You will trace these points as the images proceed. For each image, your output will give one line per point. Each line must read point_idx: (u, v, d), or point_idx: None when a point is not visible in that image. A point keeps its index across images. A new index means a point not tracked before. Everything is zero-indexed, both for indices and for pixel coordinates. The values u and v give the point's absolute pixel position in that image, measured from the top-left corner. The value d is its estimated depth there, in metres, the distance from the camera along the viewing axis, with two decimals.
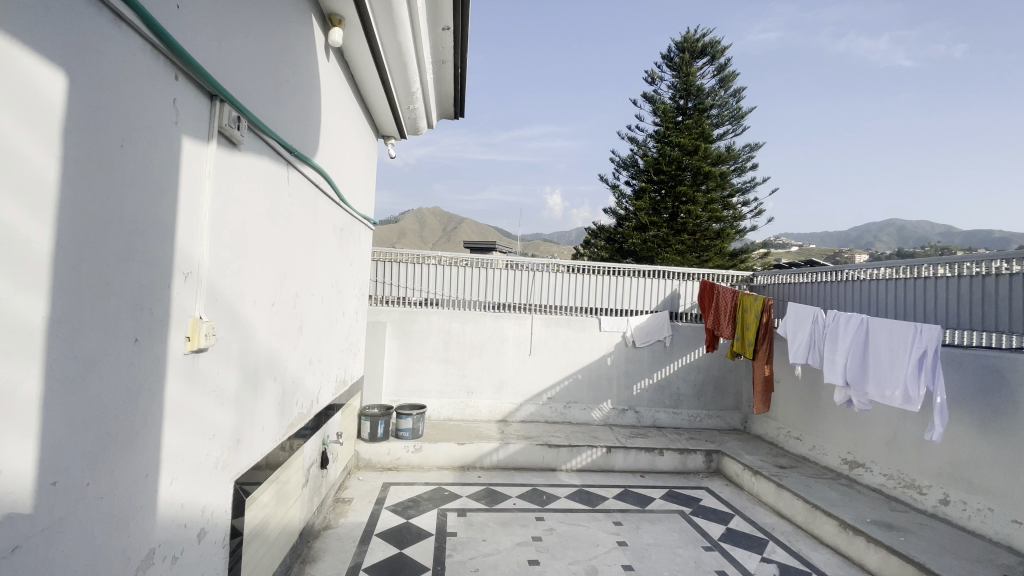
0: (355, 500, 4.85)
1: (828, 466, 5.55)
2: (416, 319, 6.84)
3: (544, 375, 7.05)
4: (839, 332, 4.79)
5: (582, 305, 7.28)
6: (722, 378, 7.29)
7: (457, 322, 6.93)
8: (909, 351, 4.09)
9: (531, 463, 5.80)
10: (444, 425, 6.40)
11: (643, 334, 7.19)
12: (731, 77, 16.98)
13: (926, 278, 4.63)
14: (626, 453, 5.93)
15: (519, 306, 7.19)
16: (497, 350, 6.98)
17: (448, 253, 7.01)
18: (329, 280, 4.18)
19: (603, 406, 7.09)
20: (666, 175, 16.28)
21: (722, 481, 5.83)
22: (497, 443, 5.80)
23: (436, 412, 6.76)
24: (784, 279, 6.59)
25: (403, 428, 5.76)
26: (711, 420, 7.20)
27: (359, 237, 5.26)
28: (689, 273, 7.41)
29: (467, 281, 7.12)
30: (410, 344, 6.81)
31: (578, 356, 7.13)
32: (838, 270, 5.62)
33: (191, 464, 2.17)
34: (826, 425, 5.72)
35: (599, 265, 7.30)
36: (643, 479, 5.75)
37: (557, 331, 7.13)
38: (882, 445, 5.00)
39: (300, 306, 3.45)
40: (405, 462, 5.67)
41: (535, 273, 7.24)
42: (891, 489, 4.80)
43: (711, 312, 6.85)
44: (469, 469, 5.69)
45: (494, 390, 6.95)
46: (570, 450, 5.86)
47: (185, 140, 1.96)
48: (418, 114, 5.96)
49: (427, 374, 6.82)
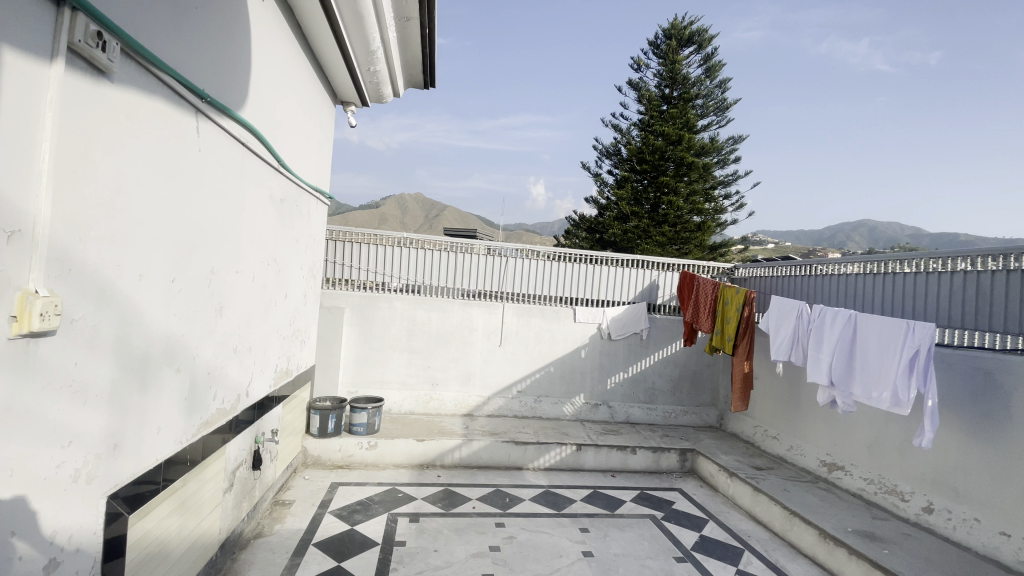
0: (297, 503, 4.38)
1: (806, 468, 5.30)
2: (378, 305, 6.34)
3: (515, 368, 6.64)
4: (825, 328, 4.48)
5: (557, 295, 6.89)
6: (699, 373, 7.00)
7: (423, 310, 6.45)
8: (900, 350, 3.79)
9: (495, 461, 5.40)
10: (404, 420, 5.95)
11: (619, 326, 6.84)
12: (717, 66, 16.66)
13: (919, 275, 4.34)
14: (597, 452, 5.58)
15: (490, 294, 6.75)
16: (465, 340, 6.54)
17: (414, 235, 6.49)
18: (265, 258, 3.70)
19: (575, 400, 6.73)
20: (650, 165, 15.91)
21: (696, 481, 5.53)
22: (460, 439, 5.37)
23: (397, 405, 6.30)
24: (767, 272, 6.28)
25: (358, 422, 5.30)
26: (687, 416, 6.91)
27: (309, 212, 4.76)
28: (669, 263, 7.07)
29: (434, 266, 6.63)
30: (370, 332, 6.31)
31: (551, 348, 6.73)
32: (823, 262, 5.31)
33: (28, 479, 1.69)
34: (805, 425, 5.47)
35: (576, 253, 6.90)
36: (614, 479, 5.42)
37: (530, 320, 6.71)
38: (863, 449, 4.75)
39: (219, 284, 2.98)
40: (359, 459, 5.21)
41: (508, 259, 6.79)
42: (871, 494, 4.56)
43: (690, 304, 6.52)
44: (428, 468, 5.27)
45: (460, 382, 6.51)
46: (537, 448, 5.48)
47: (6, 52, 1.47)
48: (382, 79, 5.40)
49: (389, 364, 6.35)
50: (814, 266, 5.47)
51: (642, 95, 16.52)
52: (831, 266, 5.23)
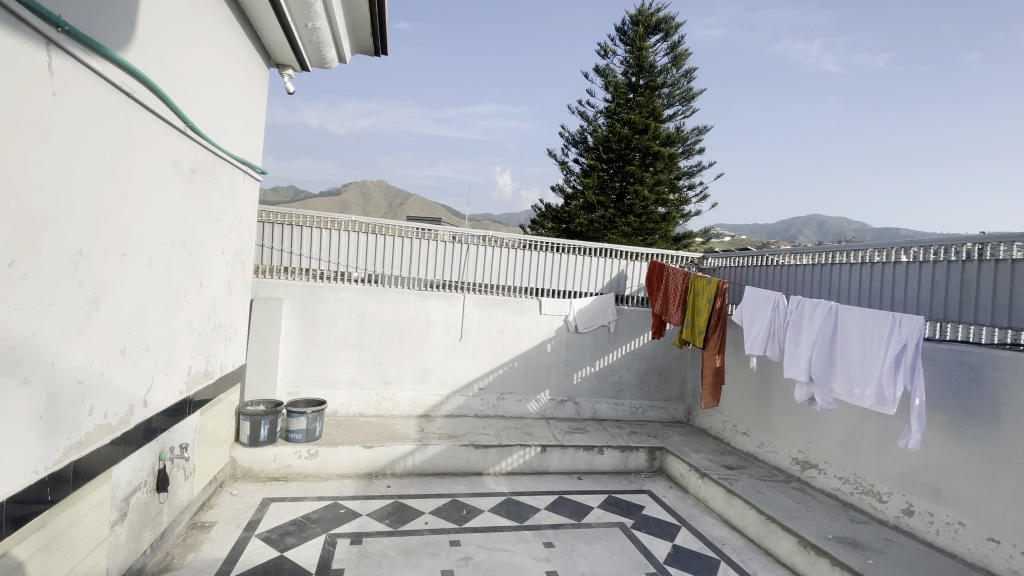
0: (218, 525, 3.77)
1: (777, 465, 5.11)
2: (322, 296, 5.72)
3: (476, 364, 6.16)
4: (804, 321, 4.21)
5: (521, 285, 6.45)
6: (668, 366, 6.73)
7: (374, 301, 5.86)
8: (885, 345, 3.55)
9: (452, 466, 4.92)
10: (352, 423, 5.38)
11: (586, 318, 6.47)
12: (683, 56, 16.48)
13: (905, 264, 4.09)
14: (562, 453, 5.18)
15: (448, 284, 6.21)
16: (421, 334, 6.00)
17: (363, 218, 5.88)
18: (169, 238, 3.06)
19: (540, 397, 6.32)
20: (616, 154, 15.67)
21: (666, 482, 5.24)
22: (412, 444, 4.87)
23: (345, 406, 5.70)
24: (738, 262, 6.06)
25: (295, 429, 4.71)
26: (655, 411, 6.63)
27: (234, 187, 4.12)
28: (637, 252, 6.73)
29: (387, 254, 6.04)
30: (314, 325, 5.71)
31: (514, 342, 6.29)
32: (796, 252, 5.10)
33: None
34: (776, 421, 5.28)
35: (541, 241, 6.47)
36: (580, 482, 5.05)
37: (493, 313, 6.23)
38: (838, 446, 4.58)
39: (90, 270, 2.35)
40: (298, 470, 4.66)
41: (468, 247, 6.27)
42: (847, 495, 4.38)
43: (659, 295, 6.18)
44: (377, 477, 4.74)
45: (416, 380, 5.97)
46: (499, 451, 5.02)
47: None
48: (324, 40, 4.72)
49: (335, 361, 5.75)
50: (790, 255, 5.20)
51: (609, 81, 16.15)
52: (809, 256, 4.98)
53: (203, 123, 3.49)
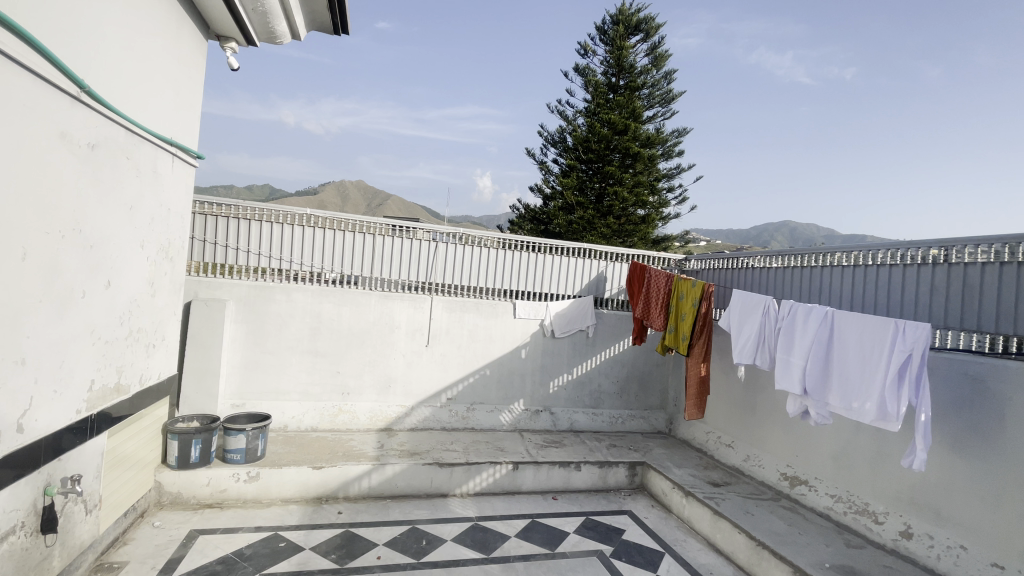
0: (129, 566, 3.22)
1: (765, 481, 4.77)
2: (272, 297, 5.18)
3: (444, 372, 5.68)
4: (797, 327, 3.87)
5: (494, 287, 5.99)
6: (648, 374, 6.37)
7: (331, 303, 5.34)
8: (888, 354, 3.22)
9: (414, 488, 4.43)
10: (303, 440, 4.85)
11: (563, 323, 6.06)
12: (663, 57, 16.29)
13: (916, 266, 3.75)
14: (535, 471, 4.74)
15: (415, 285, 5.70)
16: (384, 340, 5.49)
17: (320, 212, 5.33)
18: (48, 218, 2.60)
19: (513, 407, 5.87)
20: (595, 155, 15.38)
21: (647, 500, 4.85)
22: (369, 464, 4.36)
23: (296, 419, 5.16)
24: (723, 264, 5.75)
25: (233, 449, 4.17)
26: (635, 422, 6.24)
27: (157, 171, 3.72)
28: (617, 253, 6.36)
29: (347, 252, 5.50)
30: (262, 330, 5.16)
31: (486, 348, 5.83)
32: (786, 253, 4.81)
33: None
34: (763, 433, 4.96)
35: (516, 240, 6.02)
36: (555, 502, 4.61)
37: (463, 317, 5.77)
38: (830, 462, 4.27)
39: None
40: (236, 494, 4.13)
41: (437, 245, 5.78)
42: (840, 514, 4.04)
43: (641, 298, 5.82)
44: (327, 502, 4.21)
45: (377, 390, 5.46)
46: (466, 470, 4.54)
47: None
48: (271, 12, 4.19)
49: (287, 369, 5.22)
50: (783, 256, 4.85)
51: (589, 81, 15.87)
52: (805, 257, 4.63)
53: (96, 87, 2.93)
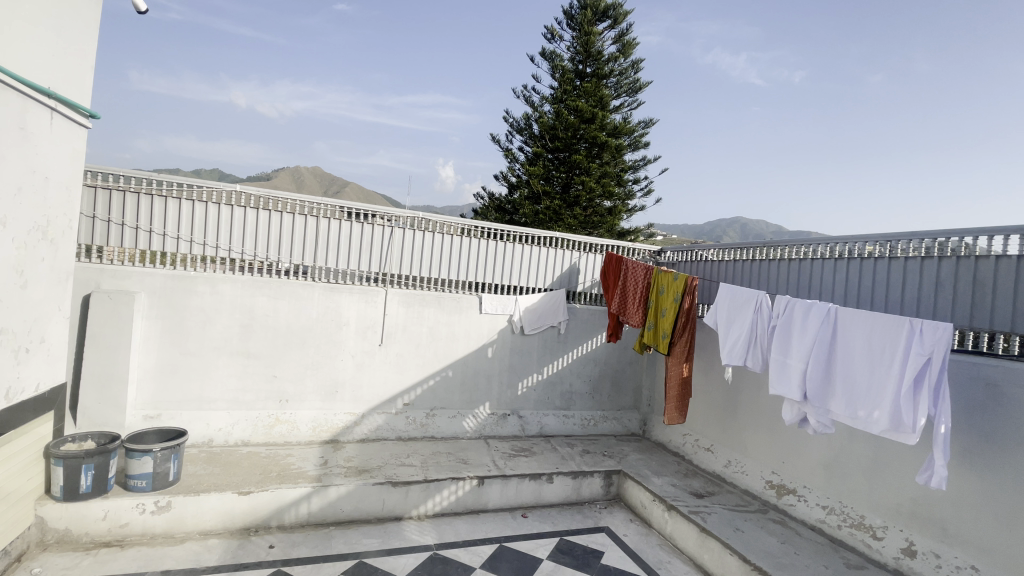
0: None
1: (749, 489, 4.44)
2: (194, 289, 4.40)
3: (400, 375, 5.05)
4: (794, 326, 3.48)
5: (457, 279, 5.38)
6: (622, 373, 5.96)
7: (267, 297, 4.60)
8: (902, 358, 2.88)
9: (363, 512, 3.81)
10: (230, 457, 4.13)
11: (533, 319, 5.55)
12: (631, 45, 15.91)
13: (920, 258, 3.47)
14: (503, 486, 4.22)
15: (367, 276, 5.01)
16: (330, 339, 4.80)
17: (252, 189, 4.54)
18: None
19: (477, 412, 5.32)
20: (562, 143, 14.88)
21: (624, 513, 4.43)
22: (308, 486, 3.72)
23: (224, 432, 4.42)
24: (704, 256, 5.39)
25: (137, 475, 3.42)
26: (608, 424, 5.82)
27: (26, 128, 2.92)
28: (591, 243, 5.88)
29: (286, 238, 4.74)
30: (181, 327, 4.37)
31: (448, 347, 5.24)
32: (774, 245, 4.49)
33: None
34: (746, 437, 4.64)
35: (482, 227, 5.43)
36: (526, 521, 4.12)
37: (422, 312, 5.14)
38: (820, 470, 3.97)
39: None
40: (141, 529, 3.40)
41: (392, 231, 5.09)
42: (834, 528, 3.74)
43: (617, 292, 5.37)
44: (257, 534, 3.54)
45: (322, 397, 4.78)
46: (424, 489, 3.97)
47: None
48: None
49: (214, 373, 4.47)
50: (774, 247, 4.50)
51: (556, 66, 15.32)
52: (798, 249, 4.29)
53: None
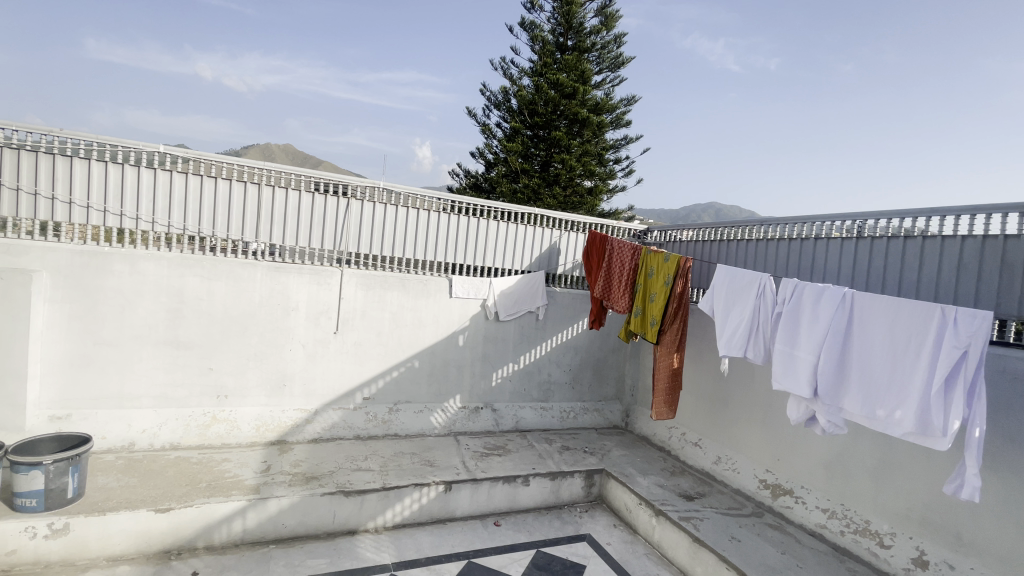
0: None
1: (741, 489, 4.09)
2: (110, 268, 3.73)
3: (359, 366, 4.51)
4: (803, 313, 3.06)
5: (424, 259, 4.81)
6: (604, 361, 5.54)
7: (201, 278, 3.97)
8: (932, 352, 2.49)
9: (308, 527, 3.30)
10: (154, 465, 3.55)
11: (509, 304, 5.04)
12: (614, 17, 15.22)
13: (939, 237, 3.09)
14: (473, 490, 3.76)
15: (320, 255, 4.39)
16: (276, 326, 4.22)
17: (178, 150, 3.84)
18: None
19: (446, 406, 4.82)
20: (541, 119, 14.24)
21: (607, 517, 4.04)
22: (242, 499, 3.19)
23: (149, 434, 3.83)
24: (694, 235, 4.94)
25: (25, 493, 2.84)
26: (589, 416, 5.41)
27: None
28: (573, 220, 5.38)
29: (223, 210, 4.07)
30: (95, 313, 3.72)
31: (413, 335, 4.71)
32: (773, 222, 4.06)
33: None
34: (738, 432, 4.27)
35: (452, 201, 4.85)
36: (497, 530, 3.67)
37: (384, 296, 4.58)
38: (820, 470, 3.63)
39: None
40: (31, 558, 2.81)
41: (349, 202, 4.44)
42: (836, 535, 3.40)
43: (601, 275, 4.90)
44: (179, 559, 3.00)
45: (268, 392, 4.21)
46: (381, 498, 3.47)
47: None
48: None
49: (137, 366, 3.85)
50: (771, 225, 4.08)
51: (536, 37, 14.56)
52: (797, 227, 3.89)
53: None
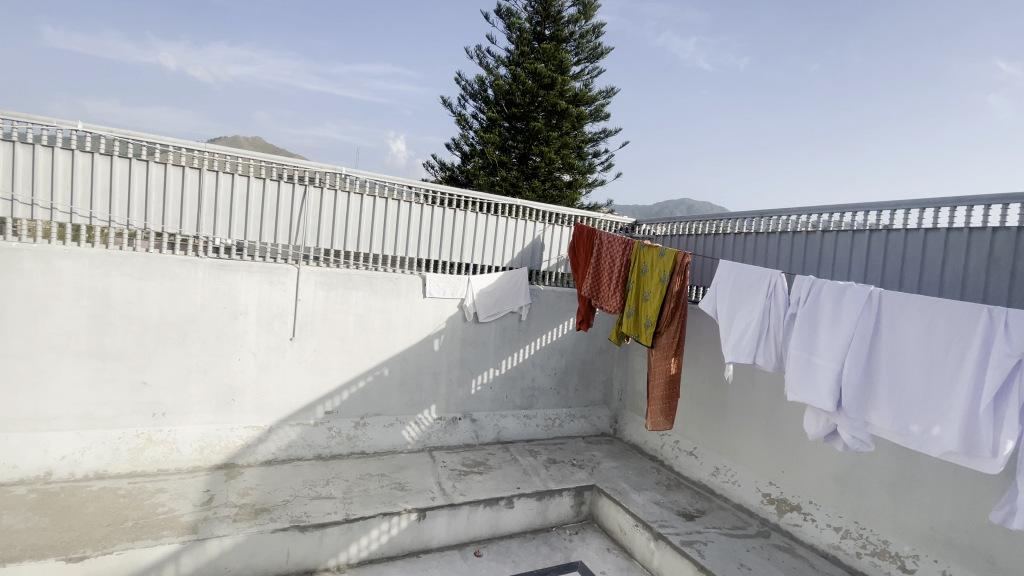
0: None
1: (742, 504, 3.77)
2: (16, 268, 3.13)
3: (321, 376, 4.01)
4: (823, 316, 2.72)
5: (396, 256, 4.33)
6: (591, 365, 5.16)
7: (133, 278, 3.41)
8: (980, 360, 2.17)
9: (257, 569, 2.81)
10: (72, 499, 2.99)
11: (489, 304, 4.61)
12: (592, 6, 14.85)
13: (968, 229, 2.78)
14: (450, 517, 3.33)
15: (275, 251, 3.86)
16: (222, 332, 3.68)
17: (101, 127, 3.24)
18: None
19: (420, 417, 4.37)
20: (519, 110, 13.80)
21: (599, 539, 3.66)
22: (176, 540, 2.68)
23: (69, 461, 3.26)
24: (689, 228, 4.59)
25: None
26: (575, 424, 5.03)
27: None
28: (558, 213, 4.98)
29: (158, 198, 3.49)
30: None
31: (382, 340, 4.23)
32: (778, 213, 3.73)
33: None
34: (738, 442, 3.96)
35: (426, 190, 4.37)
36: (479, 561, 3.26)
37: (348, 297, 4.08)
38: (830, 484, 3.33)
39: None
40: None
41: (308, 192, 3.91)
42: (852, 557, 3.10)
43: (588, 272, 4.50)
44: None
45: (214, 407, 3.68)
46: (344, 531, 3.00)
47: None
48: None
49: (53, 381, 3.27)
50: (776, 217, 3.75)
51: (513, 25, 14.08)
52: (804, 218, 3.57)
53: None
